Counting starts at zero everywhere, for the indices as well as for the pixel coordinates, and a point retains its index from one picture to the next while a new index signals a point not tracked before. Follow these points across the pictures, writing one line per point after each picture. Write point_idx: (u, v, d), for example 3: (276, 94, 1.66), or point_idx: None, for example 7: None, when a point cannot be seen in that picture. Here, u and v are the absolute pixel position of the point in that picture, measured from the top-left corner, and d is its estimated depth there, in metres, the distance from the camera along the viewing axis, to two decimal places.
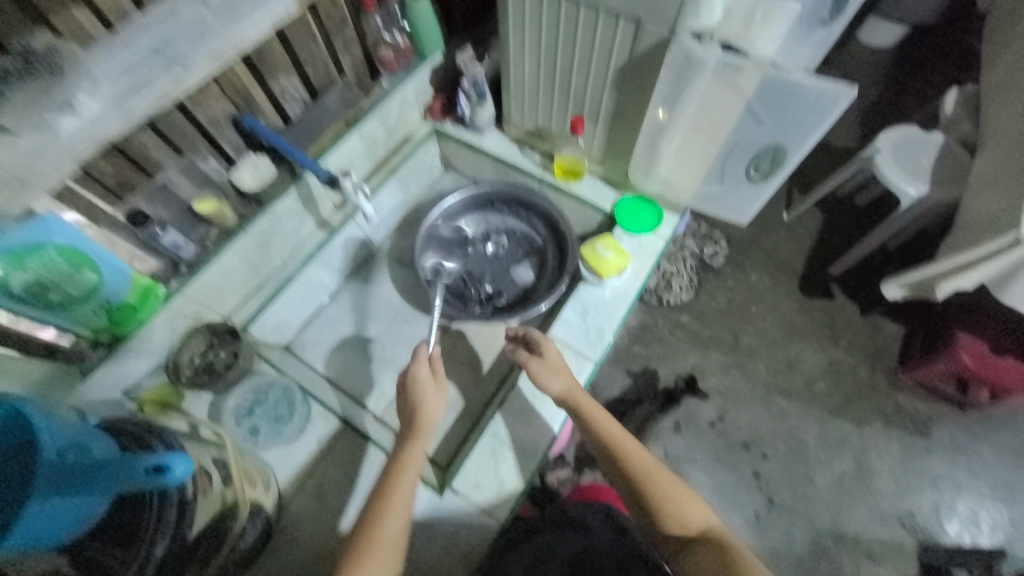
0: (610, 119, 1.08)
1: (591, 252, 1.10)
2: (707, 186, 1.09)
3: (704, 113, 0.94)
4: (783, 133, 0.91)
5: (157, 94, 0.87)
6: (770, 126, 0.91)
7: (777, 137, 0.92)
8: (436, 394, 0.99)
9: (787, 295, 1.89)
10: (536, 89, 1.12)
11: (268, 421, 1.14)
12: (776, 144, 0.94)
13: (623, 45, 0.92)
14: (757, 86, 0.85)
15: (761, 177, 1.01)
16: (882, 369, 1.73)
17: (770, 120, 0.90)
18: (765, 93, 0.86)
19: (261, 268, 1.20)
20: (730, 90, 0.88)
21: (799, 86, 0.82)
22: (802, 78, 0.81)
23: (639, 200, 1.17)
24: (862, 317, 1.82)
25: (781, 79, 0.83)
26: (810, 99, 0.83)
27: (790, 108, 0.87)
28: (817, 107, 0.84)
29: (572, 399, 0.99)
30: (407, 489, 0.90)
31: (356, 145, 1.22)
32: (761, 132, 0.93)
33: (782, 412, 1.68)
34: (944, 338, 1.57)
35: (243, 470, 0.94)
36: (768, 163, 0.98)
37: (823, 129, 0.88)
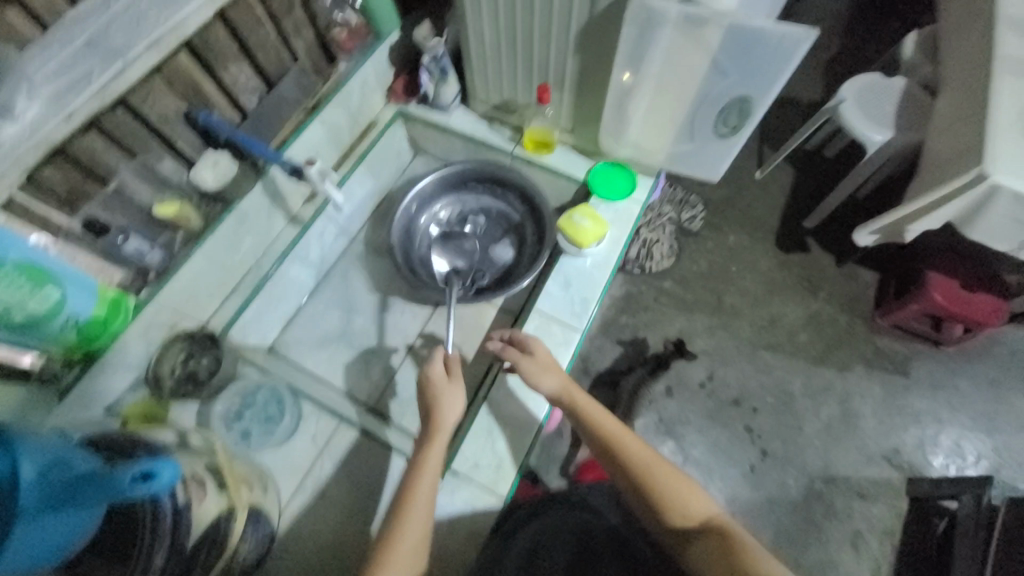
0: (575, 85, 1.07)
1: (568, 222, 1.09)
2: (678, 145, 1.09)
3: (667, 71, 0.94)
4: (749, 83, 0.91)
5: (99, 91, 0.81)
6: (733, 78, 0.91)
7: (742, 88, 0.92)
8: (447, 394, 0.99)
9: (766, 252, 1.92)
10: (498, 61, 1.09)
11: (258, 423, 1.13)
12: (742, 96, 0.94)
13: (582, 6, 0.90)
14: (720, 37, 0.85)
15: (730, 131, 1.02)
16: (860, 316, 1.79)
17: (733, 71, 0.90)
18: (728, 43, 0.86)
19: (233, 269, 1.16)
20: (691, 45, 0.88)
21: (757, 32, 0.82)
22: (759, 24, 0.81)
23: (613, 167, 1.18)
24: (838, 267, 1.87)
25: (739, 28, 0.83)
26: (770, 44, 0.83)
27: (750, 57, 0.87)
28: (778, 53, 0.84)
29: (568, 397, 0.98)
30: (430, 490, 0.90)
31: (317, 133, 1.18)
32: (725, 85, 0.93)
33: (768, 366, 1.73)
34: (917, 280, 1.63)
35: (238, 473, 0.93)
36: (736, 116, 0.98)
37: (786, 75, 0.88)
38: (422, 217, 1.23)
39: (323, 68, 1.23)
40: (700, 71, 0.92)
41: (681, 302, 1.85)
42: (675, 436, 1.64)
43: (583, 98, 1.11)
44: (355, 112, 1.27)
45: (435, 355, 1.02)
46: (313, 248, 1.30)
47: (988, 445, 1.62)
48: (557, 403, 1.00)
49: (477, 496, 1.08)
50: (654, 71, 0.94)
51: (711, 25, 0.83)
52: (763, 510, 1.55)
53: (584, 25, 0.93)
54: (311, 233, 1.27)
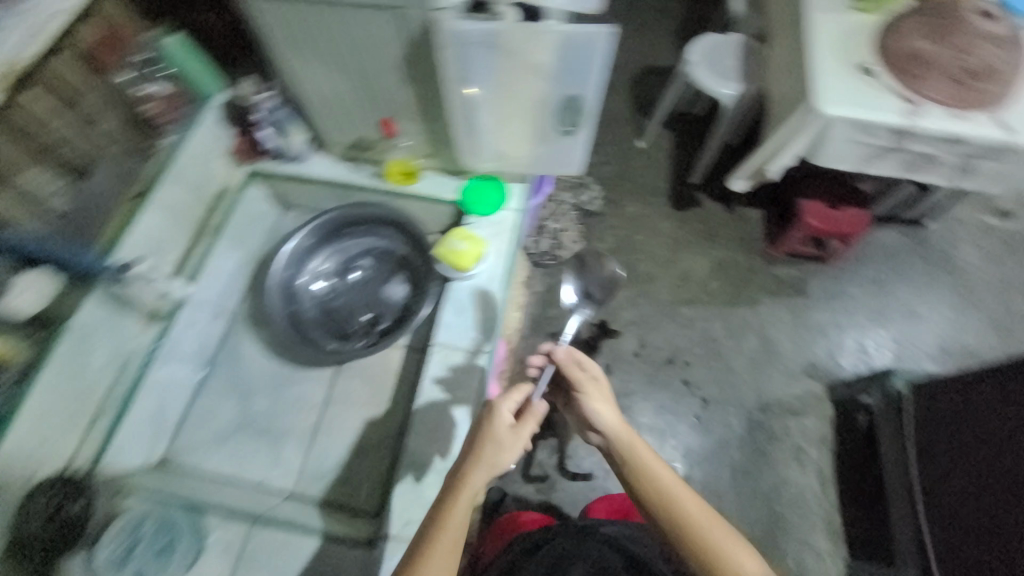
0: (419, 111, 1.14)
1: (447, 248, 1.23)
2: (536, 147, 1.17)
3: (499, 83, 1.02)
4: (577, 82, 1.00)
5: None
6: (560, 77, 0.99)
7: (568, 85, 1.01)
8: (520, 425, 0.97)
9: (663, 214, 2.02)
10: (342, 101, 1.14)
11: (152, 558, 1.20)
12: (574, 95, 1.03)
13: (399, 35, 0.97)
14: (536, 46, 0.93)
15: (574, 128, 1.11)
16: (757, 252, 1.93)
17: (557, 73, 0.99)
18: (546, 51, 0.94)
19: (87, 400, 1.19)
20: (511, 57, 0.96)
21: (563, 35, 0.91)
22: (562, 29, 0.90)
23: (482, 180, 1.29)
24: (728, 212, 2.01)
25: (548, 34, 0.91)
26: (578, 44, 0.92)
27: (567, 57, 0.95)
28: (586, 50, 0.93)
29: (626, 436, 0.96)
30: (460, 520, 0.88)
31: (157, 218, 1.30)
32: (554, 84, 1.01)
33: (689, 319, 1.83)
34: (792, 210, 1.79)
35: None
36: (574, 109, 1.06)
37: (603, 66, 0.97)
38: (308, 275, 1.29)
39: (152, 146, 1.35)
40: (529, 77, 1.00)
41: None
42: (622, 410, 1.70)
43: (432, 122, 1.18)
44: (199, 187, 1.39)
45: (512, 389, 1.00)
46: (189, 340, 1.37)
47: (887, 338, 1.80)
48: (608, 441, 0.98)
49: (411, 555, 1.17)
50: (489, 86, 1.02)
51: (521, 36, 0.91)
52: (714, 454, 1.64)
53: (407, 48, 0.99)
54: (183, 325, 1.35)
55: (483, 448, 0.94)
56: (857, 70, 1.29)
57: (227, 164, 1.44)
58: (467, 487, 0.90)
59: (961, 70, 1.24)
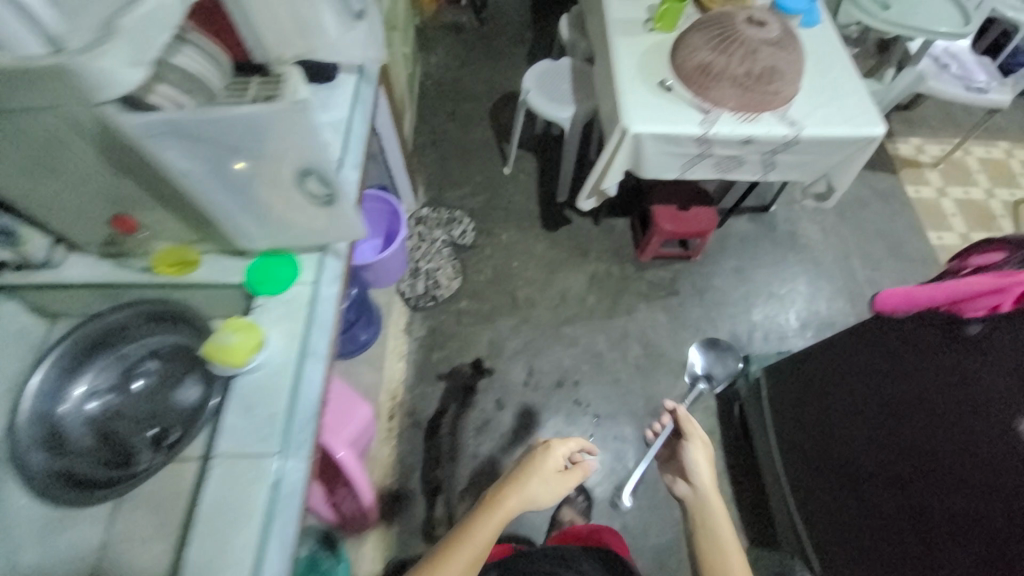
0: (154, 202, 0.76)
1: (217, 347, 0.79)
2: (312, 234, 0.86)
3: (203, 174, 0.71)
4: (301, 155, 0.68)
5: None
6: (275, 163, 0.70)
7: (292, 158, 0.69)
8: (567, 480, 1.00)
9: (536, 237, 2.04)
10: (64, 213, 0.79)
11: None
12: (307, 164, 0.69)
13: (73, 137, 0.64)
14: (220, 132, 0.64)
15: (324, 198, 0.75)
16: (628, 260, 1.99)
17: (268, 158, 0.69)
18: (238, 133, 0.65)
19: None
20: (202, 150, 0.67)
21: (236, 120, 0.63)
22: (235, 113, 0.61)
23: (270, 256, 0.90)
24: (597, 225, 2.06)
25: (221, 119, 0.62)
26: (269, 123, 0.64)
27: (263, 136, 0.66)
28: (284, 131, 0.65)
29: (702, 504, 0.98)
30: (479, 547, 0.86)
31: None
32: (271, 168, 0.71)
33: (573, 337, 1.84)
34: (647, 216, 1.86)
35: None
36: (320, 175, 0.72)
37: (321, 140, 0.67)
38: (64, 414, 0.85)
39: None
40: (241, 168, 0.71)
41: (481, 315, 1.88)
42: (519, 445, 1.65)
43: (160, 195, 0.76)
44: None
45: (569, 436, 1.03)
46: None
47: (755, 321, 1.90)
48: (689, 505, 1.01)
49: None
50: (200, 187, 0.73)
51: (188, 127, 0.63)
52: (615, 470, 1.64)
53: (75, 155, 0.67)
54: None
55: (529, 479, 0.95)
56: (656, 88, 1.36)
57: None
58: (492, 523, 0.88)
59: (746, 75, 1.29)
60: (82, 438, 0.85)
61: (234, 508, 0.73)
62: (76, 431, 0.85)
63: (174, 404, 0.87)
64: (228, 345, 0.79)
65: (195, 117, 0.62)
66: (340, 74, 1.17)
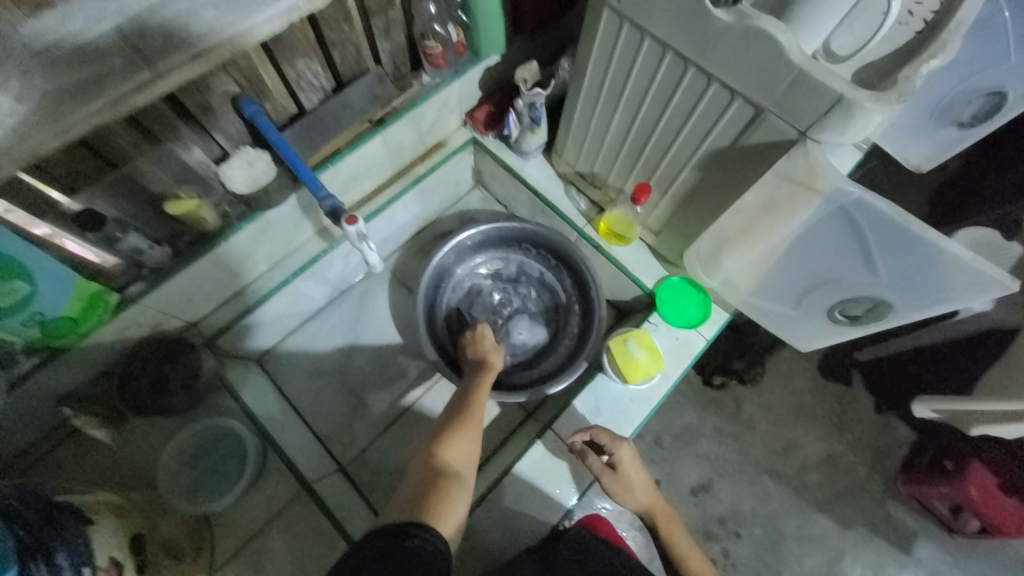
0: (683, 192, 0.71)
1: (627, 359, 0.75)
2: (774, 302, 0.72)
3: (701, 246, 0.74)
4: (892, 288, 0.57)
5: (183, 23, 0.45)
6: (860, 287, 0.60)
7: (855, 286, 0.61)
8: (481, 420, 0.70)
9: (807, 368, 1.31)
10: (597, 138, 0.78)
11: (205, 473, 0.71)
12: (873, 296, 0.60)
13: (723, 131, 0.58)
14: (861, 203, 0.52)
15: (857, 316, 0.64)
16: (880, 473, 1.24)
17: (830, 272, 0.61)
18: (874, 220, 0.53)
19: (244, 275, 0.77)
20: (816, 211, 0.57)
21: (952, 261, 0.50)
22: (833, 266, 0.61)
23: (678, 288, 0.83)
24: (874, 412, 1.27)
25: (770, 234, 0.64)
26: (910, 254, 0.53)
27: (917, 279, 0.54)
28: (909, 251, 0.52)
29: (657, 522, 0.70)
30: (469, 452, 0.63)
31: (376, 154, 0.81)
32: (850, 269, 0.59)
33: (773, 520, 1.20)
34: (956, 457, 1.11)
35: (167, 541, 0.59)
36: (857, 309, 0.63)
37: (924, 316, 0.58)
38: (457, 279, 0.93)
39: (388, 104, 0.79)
40: (812, 241, 0.60)
41: None
42: None
43: (692, 204, 0.72)
44: (424, 133, 0.87)
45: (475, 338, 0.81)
46: (337, 265, 0.88)
47: None
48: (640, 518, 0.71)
49: (805, 332, 0.73)
50: (709, 211, 0.70)
51: (883, 232, 0.53)
52: None
53: (671, 143, 0.66)
54: (335, 255, 0.85)
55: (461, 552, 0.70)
56: None
57: (450, 116, 0.89)
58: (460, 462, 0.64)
59: None
60: (455, 311, 0.92)
61: (547, 492, 0.71)
62: (455, 297, 0.92)
63: (511, 345, 0.91)
64: (639, 362, 0.76)
65: (859, 196, 0.52)
66: (906, 146, 0.89)
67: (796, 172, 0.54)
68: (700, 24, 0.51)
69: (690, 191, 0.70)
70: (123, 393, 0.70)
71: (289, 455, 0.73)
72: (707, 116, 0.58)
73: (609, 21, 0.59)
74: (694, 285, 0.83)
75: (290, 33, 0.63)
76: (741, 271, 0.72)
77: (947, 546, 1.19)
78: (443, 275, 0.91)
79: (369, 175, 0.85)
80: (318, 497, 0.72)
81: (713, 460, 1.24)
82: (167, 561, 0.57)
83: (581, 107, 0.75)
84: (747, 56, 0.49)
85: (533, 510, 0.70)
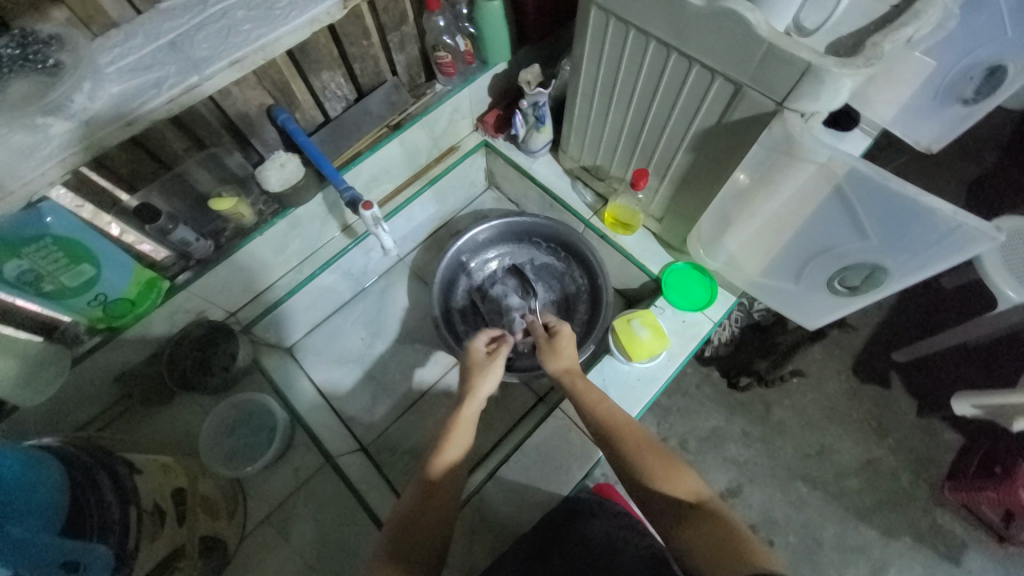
0: (680, 175, 0.74)
1: (631, 337, 0.78)
2: (776, 279, 0.74)
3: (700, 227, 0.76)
4: (884, 251, 0.59)
5: (226, 39, 0.53)
6: (855, 254, 0.62)
7: (849, 254, 0.62)
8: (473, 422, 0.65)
9: (838, 370, 1.24)
10: (598, 132, 0.82)
11: (240, 449, 0.77)
12: (867, 262, 0.61)
13: (709, 110, 0.62)
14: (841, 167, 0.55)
15: (856, 286, 0.65)
16: (927, 481, 1.15)
17: (823, 241, 0.63)
18: (858, 183, 0.55)
19: (277, 268, 0.85)
20: (803, 179, 0.60)
21: (935, 216, 0.51)
22: (826, 235, 0.62)
23: (683, 273, 0.85)
24: (915, 415, 1.20)
25: (763, 207, 0.66)
26: (896, 214, 0.54)
27: (908, 239, 0.56)
28: (893, 211, 0.54)
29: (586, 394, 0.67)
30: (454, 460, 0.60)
31: (394, 156, 0.89)
32: (843, 237, 0.61)
33: (809, 529, 1.13)
34: (1006, 462, 1.04)
35: (207, 504, 0.65)
36: (855, 277, 0.64)
37: (919, 279, 0.59)
38: (472, 271, 0.98)
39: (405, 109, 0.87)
40: (803, 211, 0.63)
41: None
42: None
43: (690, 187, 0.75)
44: (438, 137, 0.94)
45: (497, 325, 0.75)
46: (359, 260, 0.95)
47: None
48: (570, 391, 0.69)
49: (810, 308, 0.75)
50: (704, 193, 0.73)
51: (867, 194, 0.55)
52: None
53: (664, 128, 0.70)
54: (358, 251, 0.92)
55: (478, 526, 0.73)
56: None
57: (461, 121, 0.96)
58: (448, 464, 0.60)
59: None
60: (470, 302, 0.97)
61: (557, 466, 0.73)
62: (471, 288, 0.98)
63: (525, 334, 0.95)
64: (644, 341, 0.78)
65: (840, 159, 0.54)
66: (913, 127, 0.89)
67: (781, 142, 0.57)
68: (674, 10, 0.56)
69: (686, 174, 0.73)
70: (171, 373, 0.78)
71: (315, 432, 0.79)
72: (693, 99, 0.62)
73: (596, 18, 0.65)
74: (698, 269, 0.85)
75: (316, 48, 0.71)
76: (741, 249, 0.74)
77: (996, 555, 1.10)
78: (459, 268, 0.97)
79: (388, 177, 0.92)
80: (337, 475, 0.76)
81: (741, 464, 1.19)
82: (205, 520, 0.63)
83: (580, 103, 0.80)
84: (720, 37, 0.53)
85: (542, 482, 0.73)
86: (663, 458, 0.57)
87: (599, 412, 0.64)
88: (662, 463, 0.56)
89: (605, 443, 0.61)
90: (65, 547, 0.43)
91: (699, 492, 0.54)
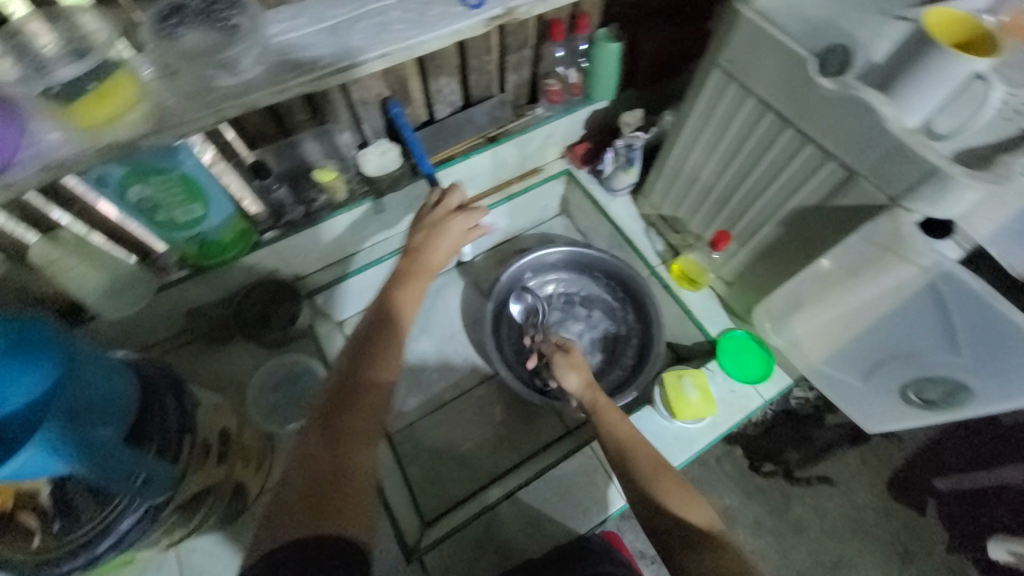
0: (763, 245, 0.73)
1: (676, 394, 0.77)
2: (841, 374, 0.72)
3: (771, 304, 0.75)
4: (976, 371, 0.57)
5: (377, 34, 0.57)
6: (941, 367, 0.60)
7: (934, 366, 0.60)
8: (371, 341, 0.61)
9: (874, 483, 1.16)
10: (686, 186, 0.83)
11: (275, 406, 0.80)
12: (952, 378, 0.59)
13: (812, 190, 0.61)
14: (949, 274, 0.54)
15: (932, 399, 0.63)
16: None
17: (907, 347, 0.61)
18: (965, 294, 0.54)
19: (351, 245, 0.89)
20: (901, 282, 0.58)
21: None
22: (914, 341, 0.60)
23: (741, 343, 0.84)
24: (946, 551, 1.10)
25: (846, 300, 0.64)
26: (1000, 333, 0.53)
27: (1001, 363, 0.55)
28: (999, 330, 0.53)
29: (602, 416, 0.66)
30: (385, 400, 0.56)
31: (483, 166, 0.92)
32: (931, 346, 0.59)
33: None
34: None
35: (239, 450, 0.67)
36: (933, 390, 0.62)
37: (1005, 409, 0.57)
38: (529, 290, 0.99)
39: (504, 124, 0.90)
40: (892, 313, 0.61)
41: None
42: None
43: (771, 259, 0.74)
44: (527, 157, 0.97)
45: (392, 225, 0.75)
46: None
47: None
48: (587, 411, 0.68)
49: (870, 412, 0.72)
50: (782, 271, 0.72)
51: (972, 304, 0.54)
52: None
53: (758, 197, 0.70)
54: None
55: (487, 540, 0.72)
56: None
57: (551, 147, 0.99)
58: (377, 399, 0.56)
59: None
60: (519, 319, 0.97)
61: (576, 504, 0.72)
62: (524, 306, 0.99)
63: None
64: (690, 401, 0.77)
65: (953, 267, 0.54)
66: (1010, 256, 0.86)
67: (889, 237, 0.56)
68: (800, 88, 0.56)
69: (770, 246, 0.72)
70: (235, 319, 0.83)
71: None
72: (799, 174, 0.62)
73: (716, 80, 0.66)
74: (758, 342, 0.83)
75: (442, 55, 0.76)
76: (809, 336, 0.72)
77: None
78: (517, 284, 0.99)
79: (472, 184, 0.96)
80: None
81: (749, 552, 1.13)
82: (236, 464, 0.65)
83: (675, 155, 0.82)
84: (845, 122, 0.54)
85: (559, 516, 0.72)
86: (679, 487, 0.56)
87: (618, 434, 0.63)
88: (677, 490, 0.56)
89: (621, 465, 0.60)
90: (130, 456, 0.46)
91: (708, 524, 0.54)
